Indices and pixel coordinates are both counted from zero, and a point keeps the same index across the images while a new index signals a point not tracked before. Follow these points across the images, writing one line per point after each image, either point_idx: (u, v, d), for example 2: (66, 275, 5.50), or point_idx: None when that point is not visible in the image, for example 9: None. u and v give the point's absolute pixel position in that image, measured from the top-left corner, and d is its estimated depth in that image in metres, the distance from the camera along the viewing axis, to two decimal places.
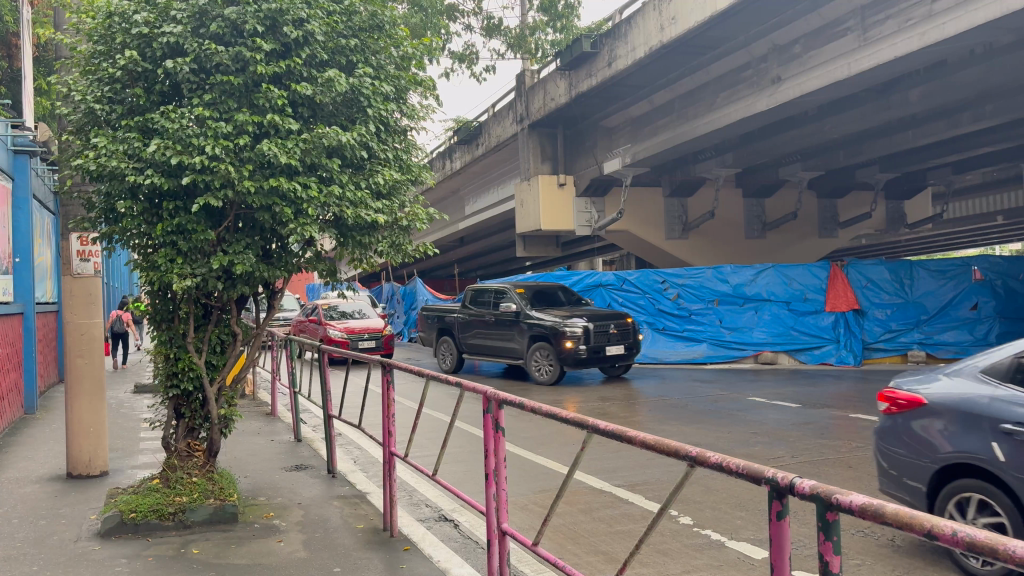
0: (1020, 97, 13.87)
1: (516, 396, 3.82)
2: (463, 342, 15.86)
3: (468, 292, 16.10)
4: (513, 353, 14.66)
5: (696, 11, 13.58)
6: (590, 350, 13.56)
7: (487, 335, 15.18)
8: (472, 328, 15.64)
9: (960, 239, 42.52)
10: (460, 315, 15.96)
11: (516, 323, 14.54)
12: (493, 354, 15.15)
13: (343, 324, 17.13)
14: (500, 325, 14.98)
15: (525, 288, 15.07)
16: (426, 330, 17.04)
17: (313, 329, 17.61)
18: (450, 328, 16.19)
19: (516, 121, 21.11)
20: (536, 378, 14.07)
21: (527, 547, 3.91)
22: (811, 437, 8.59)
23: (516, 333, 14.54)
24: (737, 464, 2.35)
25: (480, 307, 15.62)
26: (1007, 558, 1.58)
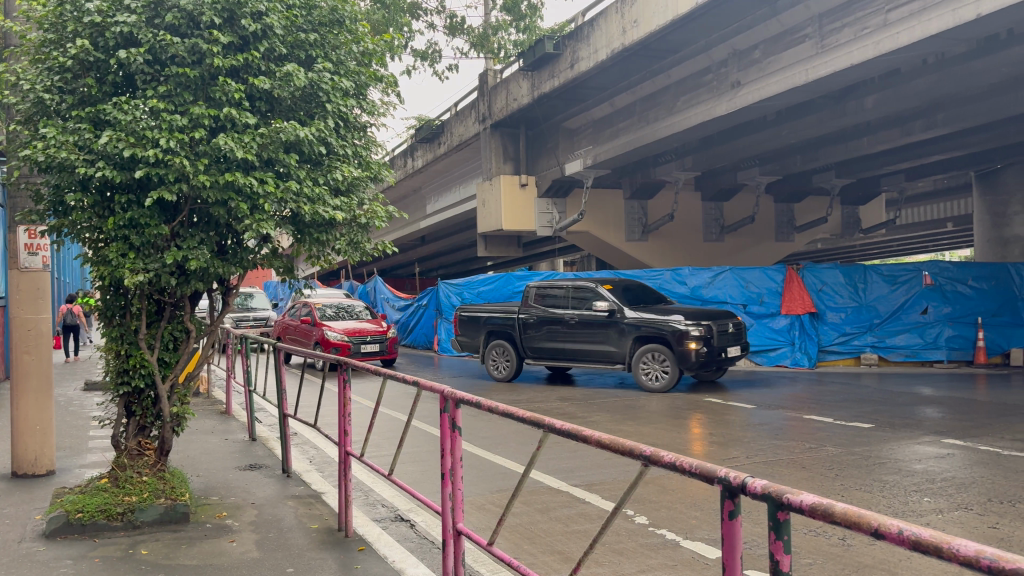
0: (969, 106, 14.24)
1: (473, 395, 3.78)
2: (529, 347, 14.26)
3: (535, 291, 14.48)
4: (609, 357, 13.29)
5: (658, 14, 13.70)
6: (711, 351, 12.47)
7: (569, 338, 13.71)
8: (544, 330, 14.07)
9: (910, 244, 43.50)
10: (526, 316, 14.29)
11: (610, 323, 13.25)
12: (574, 359, 13.73)
13: (340, 325, 16.33)
14: (585, 326, 13.63)
15: (614, 285, 13.79)
16: (467, 333, 15.27)
17: (308, 332, 16.71)
18: (511, 332, 14.49)
19: (478, 120, 21.11)
20: (644, 386, 12.80)
21: (482, 547, 3.74)
22: (764, 438, 8.72)
23: (613, 335, 13.19)
24: (690, 463, 2.34)
25: (555, 308, 14.08)
26: (951, 556, 1.59)
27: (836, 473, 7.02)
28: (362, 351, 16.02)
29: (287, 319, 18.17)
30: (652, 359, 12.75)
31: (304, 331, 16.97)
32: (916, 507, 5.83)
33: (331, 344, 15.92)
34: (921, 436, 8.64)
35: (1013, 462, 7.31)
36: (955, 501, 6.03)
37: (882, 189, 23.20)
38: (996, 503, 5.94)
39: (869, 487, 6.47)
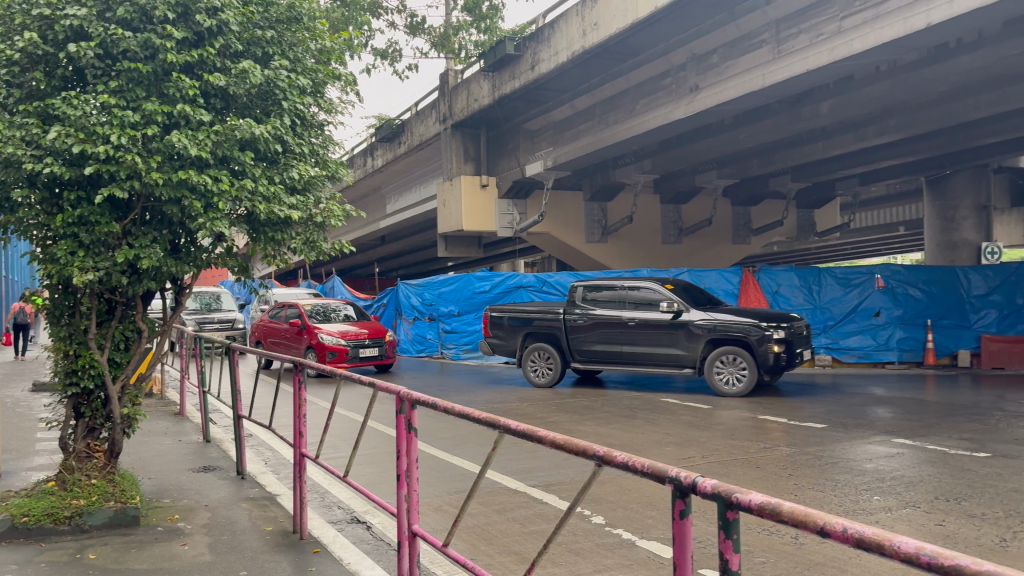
0: (920, 113, 14.56)
1: (428, 395, 3.77)
2: (576, 350, 13.48)
3: (584, 291, 13.70)
4: (676, 361, 12.61)
5: (617, 18, 13.80)
6: (789, 355, 12.07)
7: (628, 341, 12.96)
8: (597, 332, 13.28)
9: (863, 248, 44.37)
10: (576, 317, 13.49)
11: (676, 326, 12.58)
12: (630, 363, 13.02)
13: (336, 327, 15.63)
14: (647, 328, 12.89)
15: (674, 285, 13.12)
16: (501, 336, 14.36)
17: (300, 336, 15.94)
18: (557, 333, 13.67)
19: (439, 120, 21.08)
20: (716, 387, 12.17)
21: (437, 548, 3.66)
22: (720, 438, 8.83)
23: (681, 337, 12.52)
24: (643, 463, 2.35)
25: (607, 309, 13.35)
26: (893, 553, 1.63)
27: (790, 472, 7.14)
28: (362, 356, 15.40)
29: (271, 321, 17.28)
30: (727, 361, 12.16)
31: (295, 335, 16.18)
32: (866, 505, 5.95)
33: (327, 348, 15.24)
34: (872, 436, 8.82)
35: (959, 460, 7.48)
36: (903, 498, 6.17)
37: (837, 193, 23.61)
38: (942, 501, 6.09)
39: (821, 486, 6.58)
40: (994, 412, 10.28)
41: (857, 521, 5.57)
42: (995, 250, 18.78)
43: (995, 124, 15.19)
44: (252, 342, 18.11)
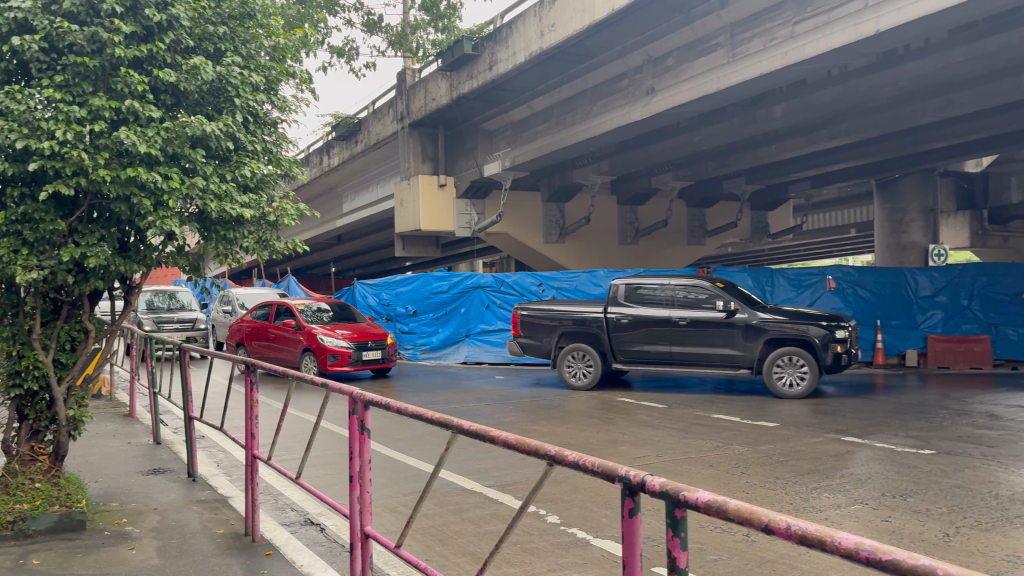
0: (870, 117, 14.86)
1: (381, 396, 3.74)
2: (619, 350, 12.97)
3: (626, 290, 13.19)
4: (731, 361, 12.22)
5: (574, 19, 13.86)
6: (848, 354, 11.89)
7: (678, 340, 12.50)
8: (643, 332, 12.79)
9: (813, 250, 45.25)
10: (619, 316, 12.96)
11: (731, 325, 12.19)
12: (680, 363, 12.56)
13: (337, 327, 14.49)
14: (697, 327, 12.45)
15: (722, 282, 12.76)
16: (533, 335, 13.70)
17: (297, 337, 14.70)
18: (599, 333, 13.11)
19: (396, 119, 20.98)
20: (775, 390, 11.79)
21: (390, 549, 3.58)
22: (675, 436, 8.92)
23: (739, 338, 12.13)
24: (593, 462, 2.36)
25: (653, 308, 12.88)
26: (833, 548, 1.66)
27: (742, 470, 7.24)
28: (366, 359, 14.29)
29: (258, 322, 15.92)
30: (785, 362, 11.83)
31: (290, 337, 14.91)
32: (815, 503, 6.04)
33: (329, 351, 14.04)
34: (822, 434, 8.97)
35: (906, 458, 7.66)
36: (851, 495, 6.29)
37: (789, 196, 24.02)
38: (889, 497, 6.23)
39: (772, 484, 6.69)
40: (940, 410, 10.54)
41: (808, 518, 5.67)
42: (941, 252, 19.19)
43: (942, 128, 15.56)
44: (234, 345, 16.67)
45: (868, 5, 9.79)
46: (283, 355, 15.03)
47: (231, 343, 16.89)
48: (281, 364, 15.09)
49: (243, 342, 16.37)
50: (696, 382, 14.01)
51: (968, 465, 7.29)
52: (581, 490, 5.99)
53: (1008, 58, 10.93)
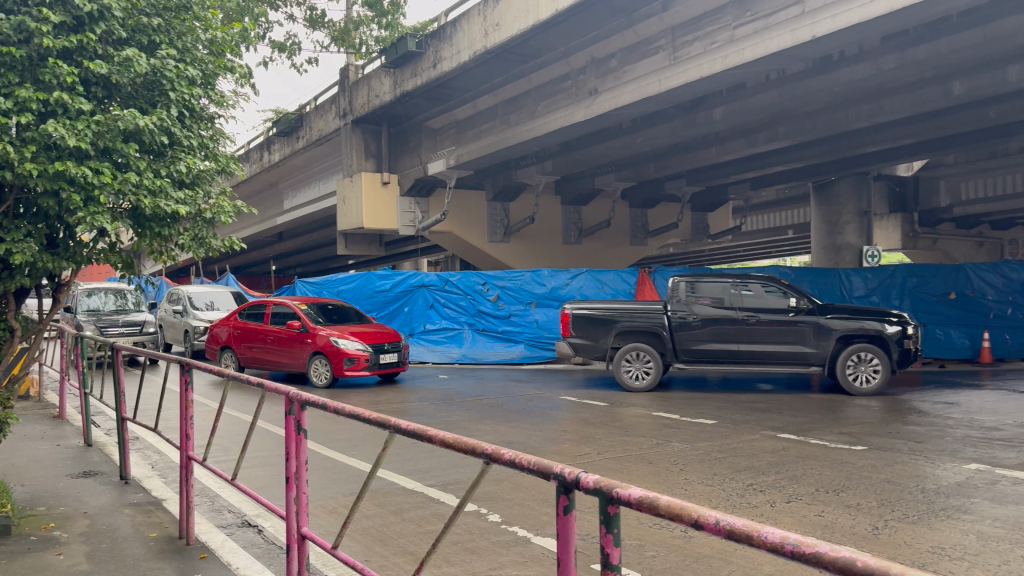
0: (807, 121, 15.21)
1: (317, 396, 3.69)
2: (682, 349, 12.62)
3: (689, 287, 12.80)
4: (801, 359, 12.21)
5: (518, 19, 13.90)
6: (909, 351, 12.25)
7: (747, 339, 12.32)
8: (708, 331, 12.51)
9: (750, 250, 46.17)
10: (684, 314, 12.60)
11: (803, 322, 12.17)
12: (745, 364, 12.37)
13: (350, 329, 13.31)
14: (767, 325, 12.32)
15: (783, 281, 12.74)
16: (586, 336, 13.01)
17: (303, 339, 13.39)
18: (661, 332, 12.68)
19: (338, 115, 20.77)
20: (851, 388, 11.86)
21: (326, 552, 3.50)
22: (615, 434, 9.01)
23: (809, 336, 12.12)
24: (529, 460, 2.37)
25: (719, 306, 12.59)
26: (759, 543, 1.70)
27: (679, 466, 7.35)
28: (384, 363, 13.18)
29: (249, 323, 14.40)
30: (859, 360, 11.95)
31: (293, 339, 13.57)
32: (751, 499, 6.15)
33: (344, 354, 12.84)
34: (760, 431, 9.16)
35: (838, 454, 7.87)
36: (787, 491, 6.42)
37: (729, 198, 24.47)
38: (823, 492, 6.38)
39: (710, 480, 6.81)
40: (874, 407, 10.84)
41: (743, 513, 5.78)
42: (874, 253, 19.68)
43: (874, 133, 16.01)
44: (216, 349, 15.00)
45: (804, 12, 10.02)
46: (284, 359, 13.65)
47: (211, 347, 15.20)
48: (282, 368, 13.70)
49: (227, 345, 14.76)
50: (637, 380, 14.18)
51: (897, 460, 7.51)
52: (524, 489, 6.02)
53: (937, 66, 11.29)
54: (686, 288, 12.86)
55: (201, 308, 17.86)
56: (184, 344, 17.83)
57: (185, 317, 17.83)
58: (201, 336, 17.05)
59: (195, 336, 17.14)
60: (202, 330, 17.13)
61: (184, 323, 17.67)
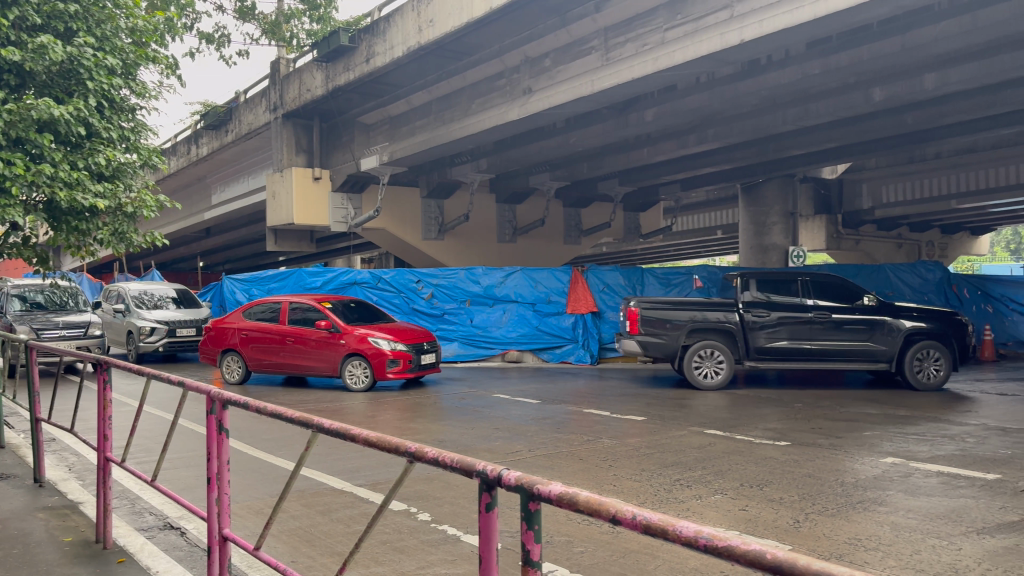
0: (735, 123, 15.53)
1: (240, 395, 3.62)
2: (754, 347, 12.66)
3: (760, 284, 12.81)
4: (870, 356, 12.45)
5: (452, 16, 13.83)
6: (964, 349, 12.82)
7: (819, 339, 12.51)
8: (780, 330, 12.59)
9: (679, 250, 47.03)
10: (759, 313, 12.63)
11: (873, 322, 12.44)
12: (814, 361, 12.57)
13: (384, 328, 12.68)
14: (839, 325, 12.50)
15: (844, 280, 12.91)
16: (656, 333, 12.70)
17: (333, 340, 12.56)
18: (734, 328, 12.66)
19: (269, 109, 20.39)
20: (917, 382, 12.33)
21: (248, 553, 3.41)
22: (546, 431, 9.05)
23: (880, 333, 12.41)
24: (452, 457, 2.36)
25: (791, 302, 12.68)
26: (674, 537, 1.73)
27: (608, 463, 7.43)
28: (424, 363, 12.68)
29: (260, 324, 13.28)
30: (923, 357, 12.42)
31: (320, 341, 12.69)
32: (677, 494, 6.27)
33: (389, 355, 12.25)
34: (687, 427, 9.32)
35: (763, 449, 8.06)
36: (712, 486, 6.56)
37: (660, 198, 24.81)
38: (747, 487, 6.52)
39: (639, 476, 6.88)
40: (799, 403, 11.13)
41: (669, 508, 5.88)
42: (800, 254, 20.20)
43: (800, 137, 16.43)
44: (216, 353, 13.68)
45: (733, 16, 10.23)
46: (309, 362, 12.73)
47: (208, 352, 13.85)
48: (306, 372, 12.76)
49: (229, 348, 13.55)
50: (569, 377, 14.28)
51: (818, 454, 7.74)
52: (456, 488, 6.01)
53: (858, 73, 11.64)
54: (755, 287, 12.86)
55: (144, 305, 17.14)
56: (124, 345, 17.21)
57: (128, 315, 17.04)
58: (147, 336, 16.42)
59: (139, 337, 16.49)
60: (147, 330, 16.48)
61: (127, 323, 16.89)
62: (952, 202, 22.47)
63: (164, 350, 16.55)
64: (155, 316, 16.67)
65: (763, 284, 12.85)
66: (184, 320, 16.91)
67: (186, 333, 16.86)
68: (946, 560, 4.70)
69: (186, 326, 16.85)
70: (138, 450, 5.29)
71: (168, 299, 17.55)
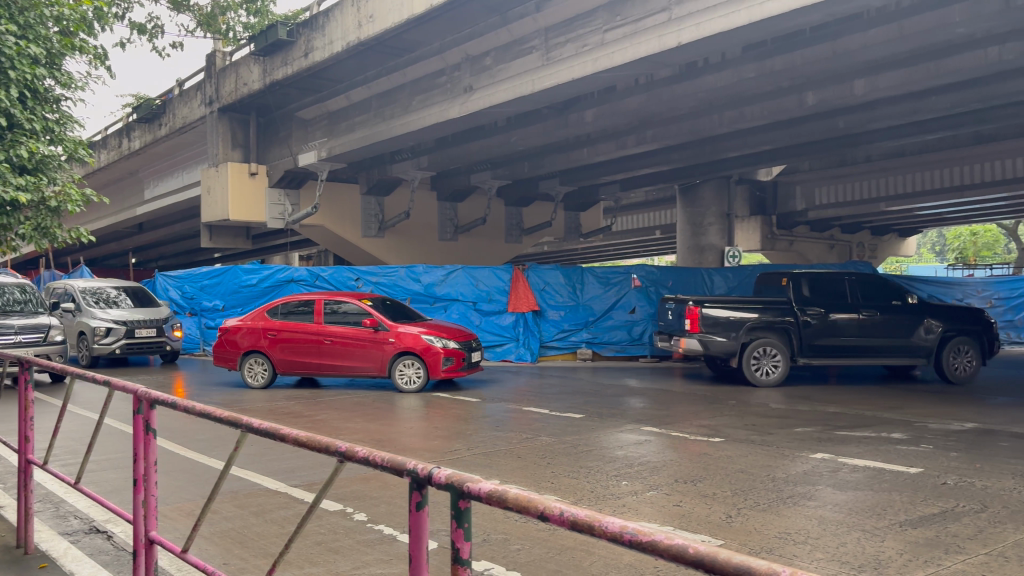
0: (673, 125, 15.74)
1: (168, 395, 3.54)
2: (807, 343, 12.99)
3: (810, 284, 13.17)
4: (908, 352, 13.24)
5: (392, 13, 13.73)
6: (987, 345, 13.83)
7: (864, 335, 13.08)
8: (831, 326, 13.05)
9: (617, 250, 47.62)
10: (812, 310, 12.99)
11: (913, 319, 13.24)
12: (862, 356, 13.11)
13: (431, 326, 12.48)
14: (883, 322, 13.15)
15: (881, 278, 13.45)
16: (719, 332, 12.80)
17: (380, 340, 12.23)
18: (790, 325, 12.96)
19: (204, 103, 19.98)
20: (952, 376, 13.28)
21: (174, 555, 3.33)
22: (485, 430, 9.05)
23: (918, 330, 13.23)
24: (383, 457, 2.35)
25: (839, 301, 13.15)
26: (601, 532, 1.75)
27: (546, 460, 7.47)
28: (472, 362, 12.57)
29: (292, 323, 12.67)
30: (956, 352, 13.38)
31: (364, 340, 12.30)
32: (613, 490, 6.35)
33: (446, 353, 12.10)
34: (623, 424, 9.45)
35: (698, 445, 8.22)
36: (647, 481, 6.66)
37: (600, 198, 25.05)
38: (681, 482, 6.64)
39: (576, 473, 6.94)
40: (732, 400, 11.33)
41: (603, 504, 5.94)
42: (735, 254, 20.64)
43: (736, 140, 16.75)
44: (237, 356, 12.87)
45: (671, 19, 10.37)
46: (352, 362, 12.31)
47: (225, 355, 13.00)
48: (348, 373, 12.32)
49: (252, 350, 12.83)
50: (509, 376, 14.33)
51: (748, 451, 7.90)
52: (393, 488, 5.99)
53: (792, 78, 11.91)
54: (803, 287, 13.16)
55: (97, 304, 16.04)
56: (76, 347, 16.12)
57: (79, 315, 15.94)
58: (102, 339, 15.42)
59: (93, 338, 15.45)
60: (103, 331, 15.49)
61: (79, 323, 15.77)
62: (881, 205, 23.24)
63: (120, 352, 15.54)
64: (111, 316, 15.67)
65: (812, 282, 13.19)
66: (143, 319, 15.95)
67: (145, 334, 15.94)
68: (870, 552, 4.84)
69: (146, 326, 15.91)
70: (60, 452, 5.13)
71: (123, 296, 16.49)
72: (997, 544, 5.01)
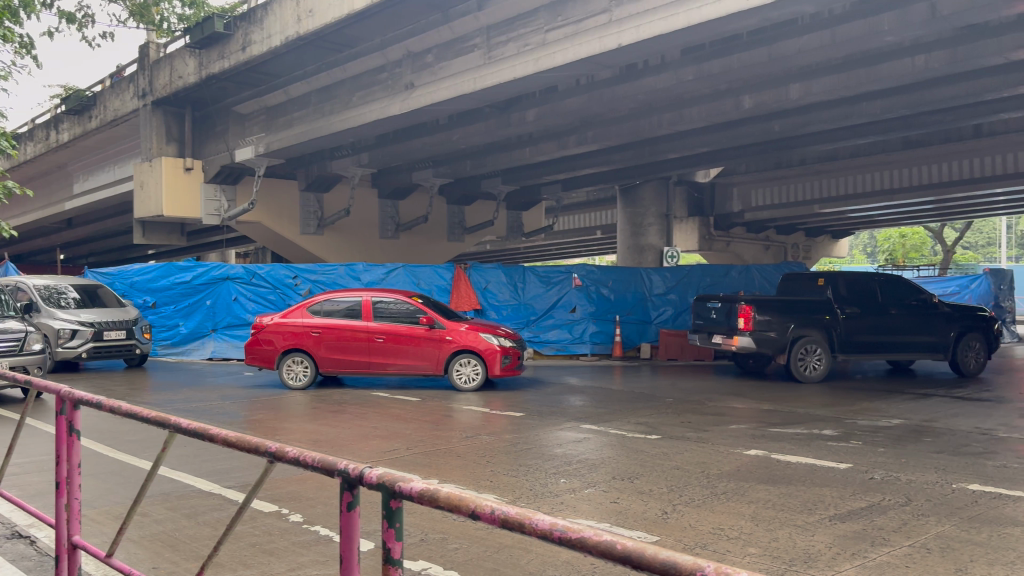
0: (613, 126, 15.87)
1: (91, 393, 3.44)
2: (843, 341, 13.27)
3: (846, 284, 13.45)
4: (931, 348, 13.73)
5: (332, 8, 13.55)
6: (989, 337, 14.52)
7: (893, 333, 13.45)
8: (867, 324, 13.36)
9: (556, 249, 47.82)
10: (851, 309, 13.28)
11: (934, 316, 13.69)
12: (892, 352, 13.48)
13: (481, 324, 12.50)
14: (909, 319, 13.57)
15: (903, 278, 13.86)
16: (767, 330, 13.04)
17: (437, 339, 12.14)
18: (829, 324, 13.25)
19: (137, 95, 19.43)
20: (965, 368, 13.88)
21: (97, 560, 3.26)
22: (425, 429, 8.99)
23: (940, 327, 13.73)
24: (313, 457, 2.32)
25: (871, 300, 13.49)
26: (531, 529, 1.75)
27: (486, 459, 7.46)
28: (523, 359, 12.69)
29: (338, 321, 12.27)
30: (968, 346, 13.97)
31: (419, 339, 12.17)
32: (550, 488, 6.37)
33: (506, 352, 12.16)
34: (563, 422, 9.49)
35: (635, 442, 8.29)
36: (585, 479, 6.70)
37: (541, 197, 25.14)
38: (617, 479, 6.69)
39: (516, 471, 6.96)
40: (671, 398, 11.47)
41: (540, 502, 5.96)
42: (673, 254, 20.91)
43: (676, 141, 16.97)
44: (275, 355, 12.29)
45: (611, 20, 10.46)
46: (406, 361, 12.15)
47: (259, 355, 12.39)
48: (403, 372, 12.15)
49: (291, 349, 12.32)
50: None
51: (684, 448, 8.00)
52: (330, 488, 5.90)
53: (728, 81, 12.11)
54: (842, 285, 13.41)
55: (58, 305, 15.28)
56: None
57: (38, 316, 15.11)
58: (67, 341, 14.70)
59: (57, 342, 14.71)
60: (68, 334, 14.75)
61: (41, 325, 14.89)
62: (815, 207, 23.82)
63: (87, 356, 14.85)
64: (77, 318, 14.94)
65: (849, 281, 13.46)
66: (112, 321, 15.27)
67: (114, 336, 15.27)
68: (800, 546, 4.95)
69: (116, 329, 15.24)
70: None
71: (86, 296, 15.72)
72: (919, 535, 5.17)
